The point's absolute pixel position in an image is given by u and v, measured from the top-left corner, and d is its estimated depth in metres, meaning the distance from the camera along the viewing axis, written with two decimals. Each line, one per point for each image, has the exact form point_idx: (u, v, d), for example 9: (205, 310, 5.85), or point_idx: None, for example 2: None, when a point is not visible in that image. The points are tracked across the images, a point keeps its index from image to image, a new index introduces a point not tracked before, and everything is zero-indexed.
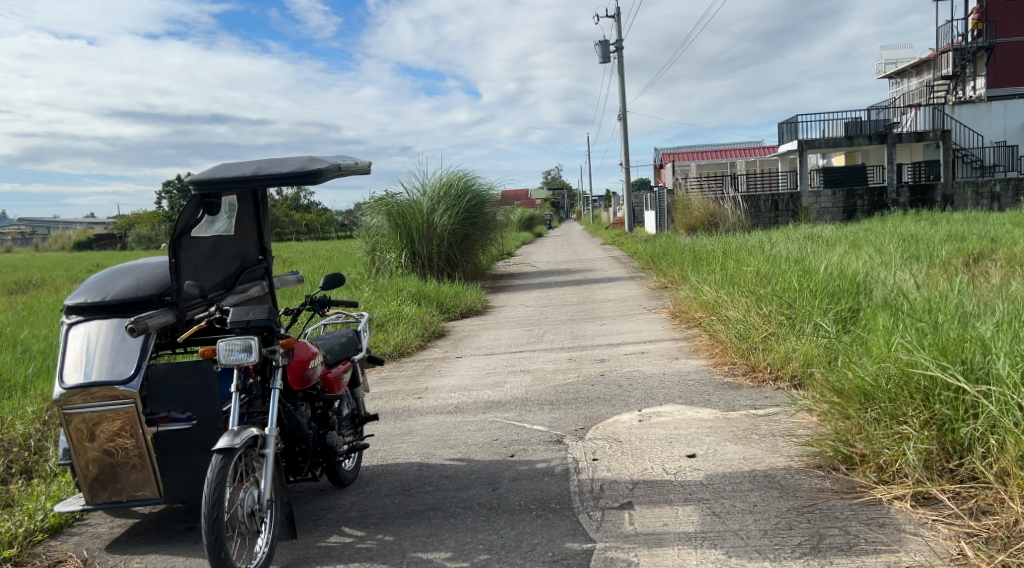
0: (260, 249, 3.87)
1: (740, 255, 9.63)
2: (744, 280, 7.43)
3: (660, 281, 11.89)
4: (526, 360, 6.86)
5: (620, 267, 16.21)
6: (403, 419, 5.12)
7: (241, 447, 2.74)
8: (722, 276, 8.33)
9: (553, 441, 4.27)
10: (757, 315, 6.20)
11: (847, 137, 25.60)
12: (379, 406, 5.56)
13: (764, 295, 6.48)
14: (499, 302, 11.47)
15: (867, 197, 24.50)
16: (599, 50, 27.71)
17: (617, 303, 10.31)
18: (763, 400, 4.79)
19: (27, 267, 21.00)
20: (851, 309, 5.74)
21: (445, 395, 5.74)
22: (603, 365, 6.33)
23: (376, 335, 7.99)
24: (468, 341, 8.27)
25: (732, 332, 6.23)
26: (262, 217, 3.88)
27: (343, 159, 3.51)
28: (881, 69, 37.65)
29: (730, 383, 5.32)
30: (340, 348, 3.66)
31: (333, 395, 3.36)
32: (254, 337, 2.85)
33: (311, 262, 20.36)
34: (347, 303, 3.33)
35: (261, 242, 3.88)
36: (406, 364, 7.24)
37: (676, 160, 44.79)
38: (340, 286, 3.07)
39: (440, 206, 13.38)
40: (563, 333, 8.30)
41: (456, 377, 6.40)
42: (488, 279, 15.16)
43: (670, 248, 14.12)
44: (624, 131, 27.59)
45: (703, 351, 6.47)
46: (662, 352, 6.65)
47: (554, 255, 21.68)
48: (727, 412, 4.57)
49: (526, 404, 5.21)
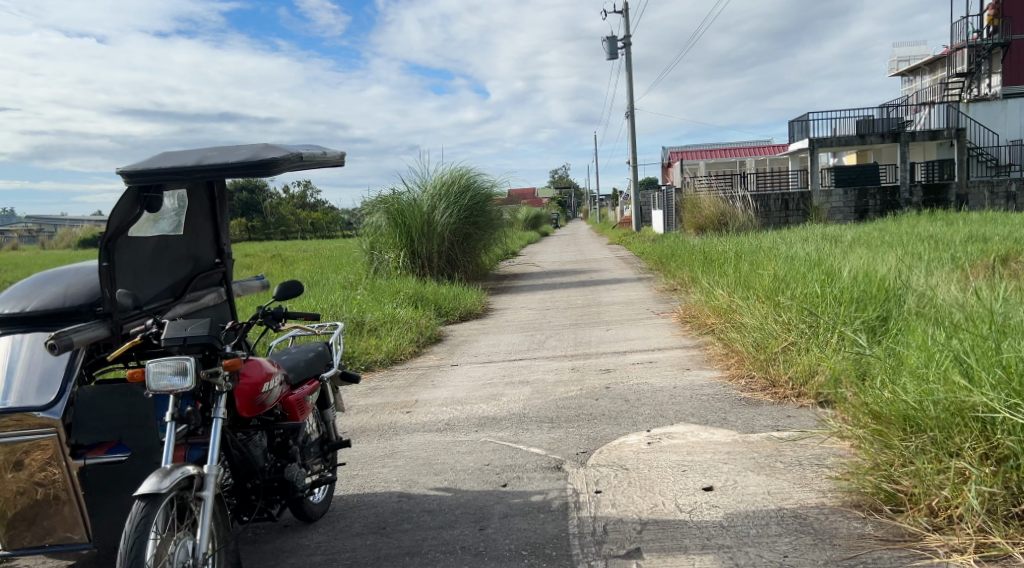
0: (216, 252, 3.42)
1: (754, 257, 9.15)
2: (760, 285, 6.93)
3: (669, 283, 11.40)
4: (526, 370, 6.39)
5: (628, 267, 15.72)
6: (387, 437, 4.66)
7: (169, 491, 2.29)
8: (737, 279, 7.83)
9: (552, 467, 3.80)
10: (776, 322, 5.71)
11: (859, 136, 25.03)
12: (363, 421, 5.10)
13: (784, 301, 5.99)
14: (500, 304, 11.00)
15: (879, 197, 23.96)
16: (607, 46, 27.22)
17: (624, 306, 9.80)
18: (786, 420, 4.31)
19: (26, 265, 20.73)
20: (881, 317, 5.24)
21: (435, 408, 5.28)
22: (608, 376, 5.85)
23: (367, 341, 7.54)
24: (465, 347, 7.81)
25: (749, 341, 5.75)
26: (220, 216, 3.43)
27: (310, 149, 3.05)
28: (893, 66, 37.02)
29: (747, 398, 4.85)
30: (307, 365, 3.21)
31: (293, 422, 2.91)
32: (190, 358, 2.40)
33: (311, 261, 19.95)
34: (309, 315, 2.88)
35: (219, 244, 3.44)
36: (398, 372, 6.78)
37: (684, 157, 44.16)
38: (297, 295, 2.65)
39: (441, 204, 12.91)
40: (566, 338, 7.84)
41: (449, 388, 5.94)
42: (491, 280, 14.71)
43: (679, 249, 13.64)
44: (632, 128, 27.03)
45: (717, 361, 5.99)
46: (672, 361, 6.17)
47: (559, 255, 21.20)
48: (746, 434, 4.09)
49: (523, 422, 4.73)
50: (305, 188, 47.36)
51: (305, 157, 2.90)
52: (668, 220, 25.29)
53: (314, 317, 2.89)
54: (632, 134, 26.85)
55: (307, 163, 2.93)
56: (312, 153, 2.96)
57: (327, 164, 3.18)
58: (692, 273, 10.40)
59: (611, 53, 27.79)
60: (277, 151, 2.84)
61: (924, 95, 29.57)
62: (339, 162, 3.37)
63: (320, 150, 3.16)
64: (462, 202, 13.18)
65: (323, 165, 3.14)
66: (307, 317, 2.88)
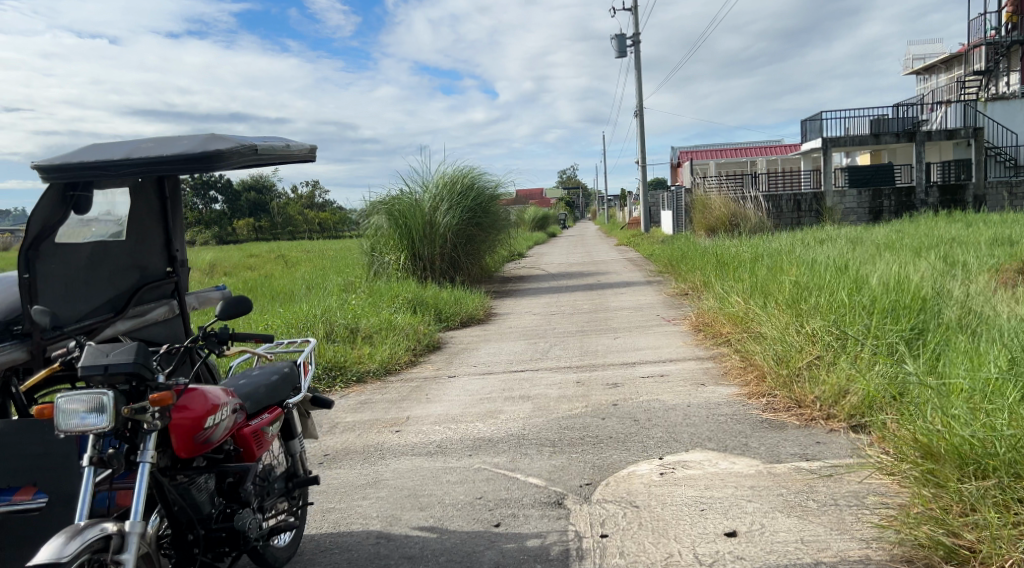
0: (167, 260, 2.98)
1: (770, 260, 8.69)
2: (780, 292, 6.47)
3: (680, 288, 10.93)
4: (527, 383, 5.94)
5: (637, 269, 15.23)
6: (372, 462, 4.23)
7: (75, 557, 1.86)
8: (754, 286, 7.35)
9: (551, 503, 3.37)
10: (800, 334, 5.26)
11: (873, 135, 24.47)
12: (348, 442, 4.67)
13: (809, 312, 5.54)
14: (503, 309, 10.57)
15: (895, 197, 23.38)
16: (616, 44, 26.79)
17: (633, 312, 9.33)
18: (815, 448, 3.88)
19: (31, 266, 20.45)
20: (916, 330, 4.80)
21: (427, 428, 4.84)
22: (616, 391, 5.40)
23: (360, 350, 7.11)
24: (465, 356, 7.38)
25: (769, 355, 5.30)
26: (171, 218, 2.99)
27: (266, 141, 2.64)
28: (907, 65, 36.38)
29: (770, 420, 4.40)
30: (268, 390, 2.78)
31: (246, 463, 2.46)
32: (107, 392, 1.97)
33: (314, 263, 19.58)
34: (262, 336, 2.45)
35: (171, 250, 2.99)
36: (390, 384, 6.35)
37: (696, 157, 43.56)
38: (243, 314, 2.23)
39: (444, 204, 12.47)
40: (571, 347, 7.39)
41: (443, 403, 5.50)
42: (496, 282, 14.29)
43: (689, 251, 13.14)
44: (641, 127, 26.55)
45: (734, 375, 5.54)
46: (685, 375, 5.72)
47: (566, 256, 20.73)
48: (771, 464, 3.67)
49: (521, 445, 4.28)
50: (312, 187, 47.18)
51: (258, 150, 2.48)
52: (678, 221, 24.82)
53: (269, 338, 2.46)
54: (640, 133, 26.38)
55: (262, 157, 2.52)
56: (268, 146, 2.56)
57: (289, 157, 2.77)
58: (704, 277, 9.91)
59: (620, 51, 27.30)
60: (227, 143, 2.44)
61: (940, 94, 28.87)
62: (309, 155, 2.97)
63: (281, 141, 2.75)
64: (465, 202, 12.73)
65: (284, 159, 2.73)
66: (260, 338, 2.44)
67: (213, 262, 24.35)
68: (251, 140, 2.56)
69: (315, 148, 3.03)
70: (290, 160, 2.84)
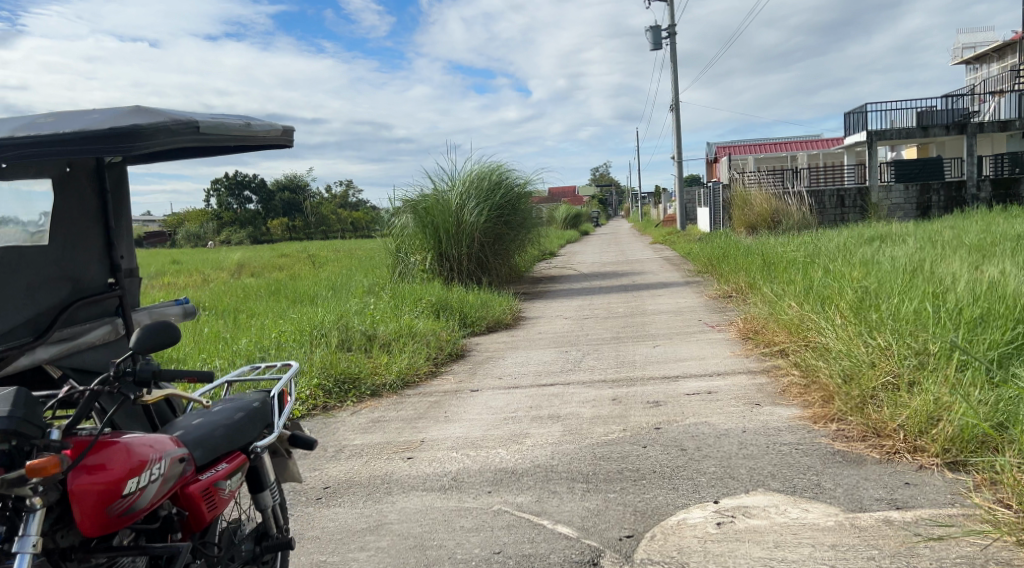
0: (109, 270, 2.73)
1: (825, 261, 7.93)
2: (841, 298, 5.78)
3: (721, 289, 10.18)
4: (557, 400, 5.32)
5: (674, 269, 14.49)
6: (377, 499, 3.65)
7: None
8: (810, 292, 6.64)
9: (586, 564, 2.77)
10: (872, 348, 4.56)
11: (921, 127, 23.31)
12: (353, 472, 4.12)
13: (881, 322, 4.84)
14: (532, 313, 9.93)
15: (944, 192, 22.22)
16: (651, 37, 26.01)
17: (672, 317, 8.63)
18: (906, 492, 3.18)
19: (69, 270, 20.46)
20: (1014, 344, 4.12)
21: (442, 455, 4.26)
22: (658, 412, 4.76)
23: (377, 359, 6.57)
24: (489, 367, 6.79)
25: (834, 371, 4.60)
26: (110, 219, 2.72)
27: (214, 119, 2.20)
28: (956, 54, 34.82)
29: (844, 453, 3.72)
30: (229, 433, 2.22)
31: (178, 545, 1.84)
32: None
33: (342, 264, 19.19)
34: (197, 375, 1.88)
35: (112, 258, 2.73)
36: (408, 398, 5.78)
37: (732, 151, 42.36)
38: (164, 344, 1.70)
39: (472, 201, 11.87)
40: (607, 357, 6.74)
41: (463, 423, 4.91)
42: (526, 283, 13.69)
43: (731, 251, 12.35)
44: (676, 121, 25.72)
45: (792, 394, 4.85)
46: (737, 393, 5.05)
47: (599, 255, 20.04)
48: (853, 514, 3.00)
49: (549, 481, 3.68)
50: (344, 187, 47.12)
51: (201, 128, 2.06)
52: (716, 218, 23.89)
53: (208, 376, 1.89)
54: (676, 129, 25.58)
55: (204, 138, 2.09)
56: (214, 125, 2.14)
57: (247, 138, 2.33)
58: (751, 279, 9.15)
59: (654, 43, 26.48)
60: (156, 118, 2.01)
61: (992, 83, 27.39)
62: (278, 136, 2.53)
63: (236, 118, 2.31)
64: (494, 199, 12.13)
65: (239, 141, 2.31)
66: (196, 376, 1.88)
67: (244, 262, 24.24)
68: (192, 115, 2.13)
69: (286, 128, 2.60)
70: (252, 140, 2.42)
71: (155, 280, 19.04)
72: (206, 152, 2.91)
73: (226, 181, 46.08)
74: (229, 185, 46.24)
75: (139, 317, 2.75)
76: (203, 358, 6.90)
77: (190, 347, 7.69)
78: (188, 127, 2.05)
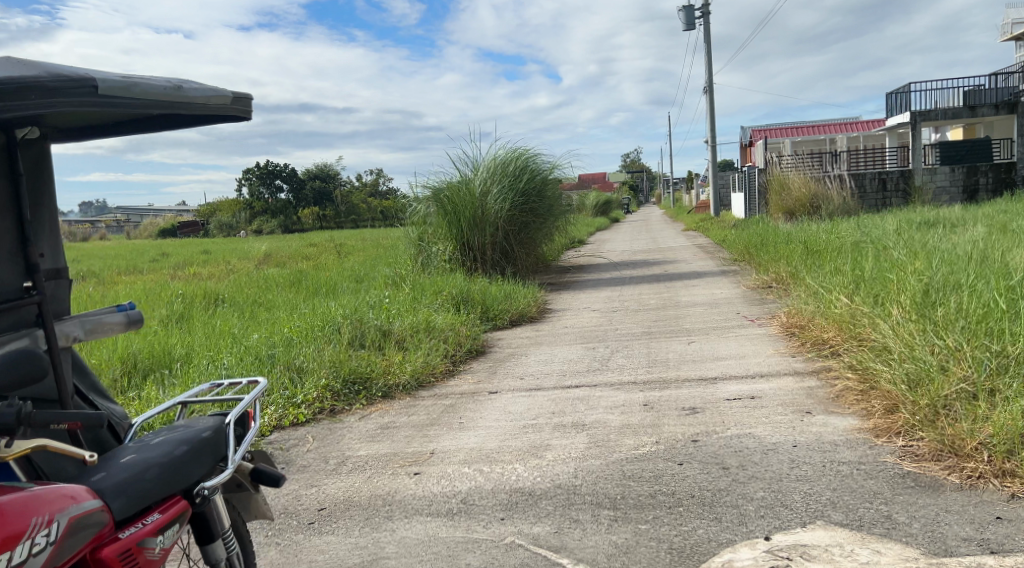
0: (24, 272, 2.33)
1: (876, 248, 7.32)
2: (900, 291, 5.21)
3: (760, 278, 9.56)
4: (582, 404, 4.85)
5: (709, 257, 13.84)
6: (377, 524, 3.23)
7: None
8: (861, 284, 6.04)
9: None
10: (941, 348, 4.00)
11: (968, 107, 22.23)
12: (355, 490, 3.70)
13: (949, 319, 4.27)
14: (559, 305, 9.45)
15: (992, 174, 21.16)
16: (684, 17, 25.19)
17: (708, 310, 8.07)
18: (1000, 530, 2.65)
19: (99, 267, 20.45)
20: None
21: (452, 471, 3.83)
22: (695, 420, 4.25)
23: (389, 357, 6.18)
24: (511, 365, 6.33)
25: (897, 375, 4.03)
26: (24, 209, 2.37)
27: (124, 79, 2.04)
28: (1006, 30, 33.25)
29: (916, 475, 3.18)
30: (165, 474, 1.79)
31: None
32: None
33: (368, 253, 18.84)
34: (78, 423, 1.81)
35: (27, 258, 2.34)
36: (421, 401, 5.36)
37: (769, 135, 41.15)
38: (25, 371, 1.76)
39: (495, 187, 11.40)
40: (638, 354, 6.24)
41: (477, 432, 4.46)
42: (553, 272, 13.20)
43: (771, 238, 11.70)
44: (710, 105, 24.90)
45: (848, 402, 4.29)
46: (784, 399, 4.51)
47: (629, 243, 19.42)
48: (936, 560, 2.49)
49: (570, 506, 3.22)
50: (374, 177, 46.95)
51: (91, 91, 1.90)
52: (752, 204, 23.05)
53: (94, 421, 1.82)
54: (710, 114, 24.78)
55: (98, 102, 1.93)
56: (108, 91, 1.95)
57: (171, 103, 2.17)
58: (793, 268, 8.53)
59: (687, 23, 25.60)
60: (34, 73, 1.87)
61: None
62: (227, 104, 2.35)
63: (160, 82, 2.15)
64: (519, 184, 11.64)
65: (160, 108, 2.15)
66: (81, 422, 1.80)
67: (272, 252, 24.07)
68: (91, 74, 1.97)
69: (237, 95, 2.39)
70: (184, 108, 2.23)
71: (182, 271, 18.89)
72: (145, 119, 2.55)
73: (258, 171, 46.30)
74: (261, 175, 46.45)
75: (64, 325, 2.31)
76: (211, 355, 6.58)
77: (201, 342, 7.37)
78: (68, 93, 1.87)
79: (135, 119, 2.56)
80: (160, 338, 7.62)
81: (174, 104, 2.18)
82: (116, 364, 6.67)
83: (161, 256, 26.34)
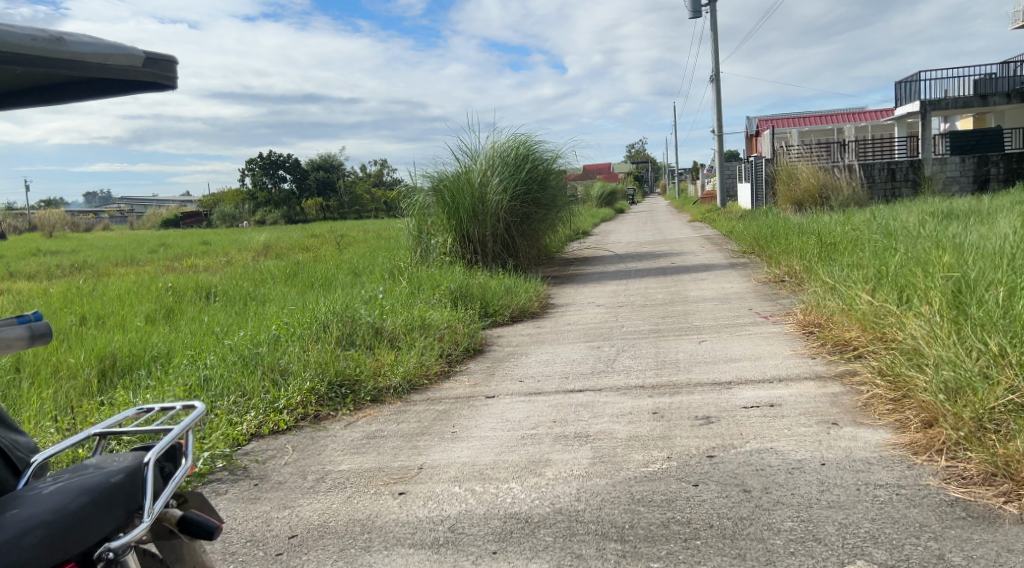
0: None
1: (897, 241, 6.88)
2: (930, 287, 4.78)
3: (772, 272, 9.14)
4: (586, 412, 4.46)
5: (717, 250, 13.38)
6: (352, 557, 2.86)
7: None
8: (885, 280, 5.62)
9: None
10: (984, 354, 3.58)
11: (979, 96, 21.68)
12: (332, 513, 3.34)
13: (990, 321, 3.85)
14: (561, 299, 9.05)
15: (1005, 163, 20.61)
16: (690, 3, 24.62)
17: (719, 305, 7.66)
18: None
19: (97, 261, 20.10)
20: None
21: (441, 491, 3.45)
22: (710, 432, 3.86)
23: (381, 357, 5.81)
24: (509, 366, 5.95)
25: (934, 384, 3.61)
26: None
27: None
28: (1018, 17, 32.41)
29: (968, 506, 2.77)
30: (48, 540, 1.47)
31: None
32: None
33: (368, 245, 18.45)
34: None
35: None
36: (412, 407, 4.99)
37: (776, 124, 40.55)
38: None
39: (495, 177, 10.97)
40: (645, 354, 5.85)
41: (471, 444, 4.07)
42: (556, 265, 12.79)
43: (781, 230, 11.25)
44: (716, 95, 24.42)
45: (879, 412, 3.88)
46: (806, 407, 4.10)
47: (634, 234, 18.96)
48: None
49: (573, 537, 2.84)
50: (377, 169, 46.49)
51: None
52: (759, 194, 22.56)
53: None
54: (716, 104, 24.30)
55: None
56: None
57: (49, 60, 1.78)
58: (807, 262, 8.10)
59: (693, 10, 24.99)
60: None
61: None
62: (135, 68, 1.96)
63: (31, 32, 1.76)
64: (520, 174, 11.21)
65: (33, 64, 1.76)
66: None
67: (272, 244, 23.69)
68: None
69: (147, 56, 1.99)
70: (72, 67, 1.84)
71: (179, 262, 18.56)
72: (52, 92, 2.14)
73: (261, 161, 45.94)
74: (263, 166, 46.12)
75: None
76: (191, 354, 6.21)
77: (183, 340, 7.01)
78: None
79: (41, 92, 2.16)
80: (141, 335, 7.25)
81: (53, 59, 1.79)
82: (94, 362, 6.32)
83: (161, 246, 26.00)
